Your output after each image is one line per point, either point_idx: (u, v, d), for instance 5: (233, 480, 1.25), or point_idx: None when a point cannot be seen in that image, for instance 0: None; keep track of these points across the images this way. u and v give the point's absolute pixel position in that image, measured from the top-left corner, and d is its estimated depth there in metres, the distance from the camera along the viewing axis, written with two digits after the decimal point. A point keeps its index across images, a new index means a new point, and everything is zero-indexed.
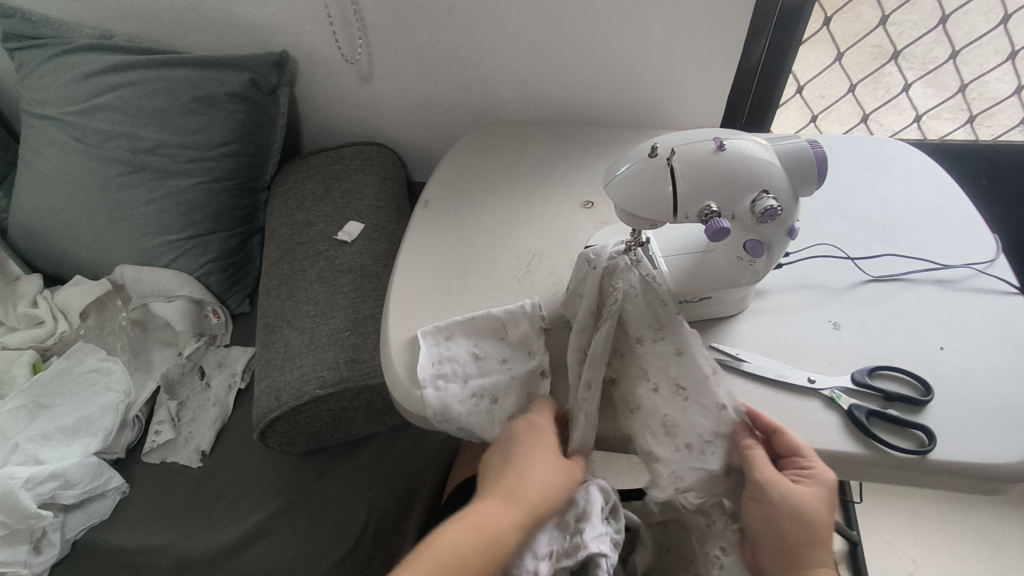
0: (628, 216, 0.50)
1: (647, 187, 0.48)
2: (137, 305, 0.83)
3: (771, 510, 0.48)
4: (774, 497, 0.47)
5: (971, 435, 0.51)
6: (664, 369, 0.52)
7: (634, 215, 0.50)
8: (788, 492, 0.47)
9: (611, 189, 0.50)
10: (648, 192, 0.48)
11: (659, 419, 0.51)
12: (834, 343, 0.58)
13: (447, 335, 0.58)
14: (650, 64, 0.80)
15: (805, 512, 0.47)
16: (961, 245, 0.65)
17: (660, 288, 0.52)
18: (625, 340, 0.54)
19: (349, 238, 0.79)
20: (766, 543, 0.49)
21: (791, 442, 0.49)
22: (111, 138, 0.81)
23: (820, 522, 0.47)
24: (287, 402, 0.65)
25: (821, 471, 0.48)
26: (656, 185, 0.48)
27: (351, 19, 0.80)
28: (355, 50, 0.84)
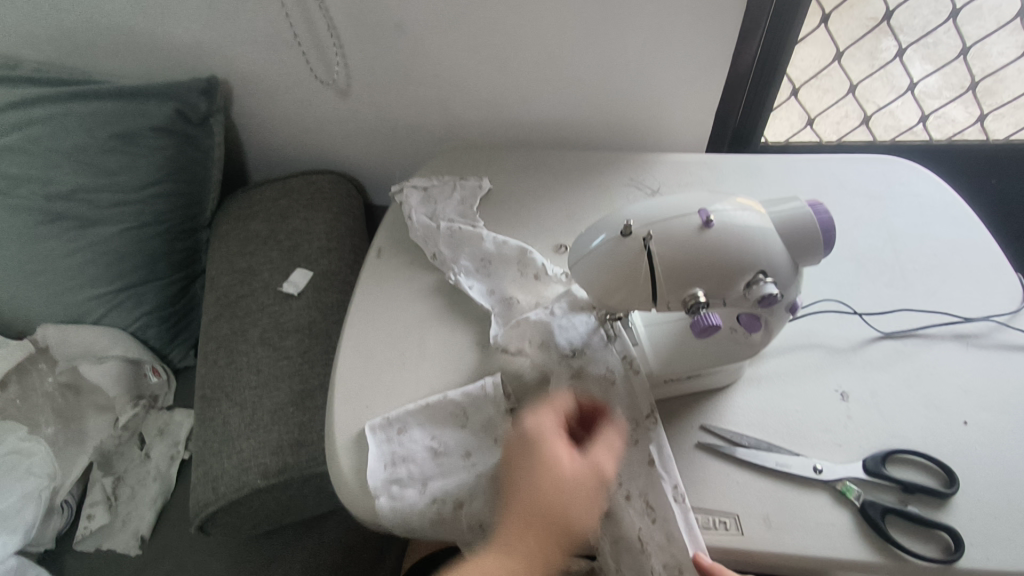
0: (599, 300, 0.43)
1: (618, 270, 0.41)
2: (65, 368, 0.74)
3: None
4: None
5: (1002, 536, 0.44)
6: (632, 477, 0.47)
7: (606, 299, 0.43)
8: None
9: (578, 269, 0.43)
10: (619, 277, 0.41)
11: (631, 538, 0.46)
12: (844, 421, 0.51)
13: (400, 428, 0.51)
14: (629, 80, 0.71)
15: None
16: (981, 290, 0.57)
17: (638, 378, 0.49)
18: None
19: (296, 289, 0.71)
20: None
21: None
22: (21, 183, 0.72)
23: None
24: (224, 494, 0.58)
25: None
26: (628, 269, 0.41)
27: (325, 41, 0.71)
28: (332, 70, 0.74)
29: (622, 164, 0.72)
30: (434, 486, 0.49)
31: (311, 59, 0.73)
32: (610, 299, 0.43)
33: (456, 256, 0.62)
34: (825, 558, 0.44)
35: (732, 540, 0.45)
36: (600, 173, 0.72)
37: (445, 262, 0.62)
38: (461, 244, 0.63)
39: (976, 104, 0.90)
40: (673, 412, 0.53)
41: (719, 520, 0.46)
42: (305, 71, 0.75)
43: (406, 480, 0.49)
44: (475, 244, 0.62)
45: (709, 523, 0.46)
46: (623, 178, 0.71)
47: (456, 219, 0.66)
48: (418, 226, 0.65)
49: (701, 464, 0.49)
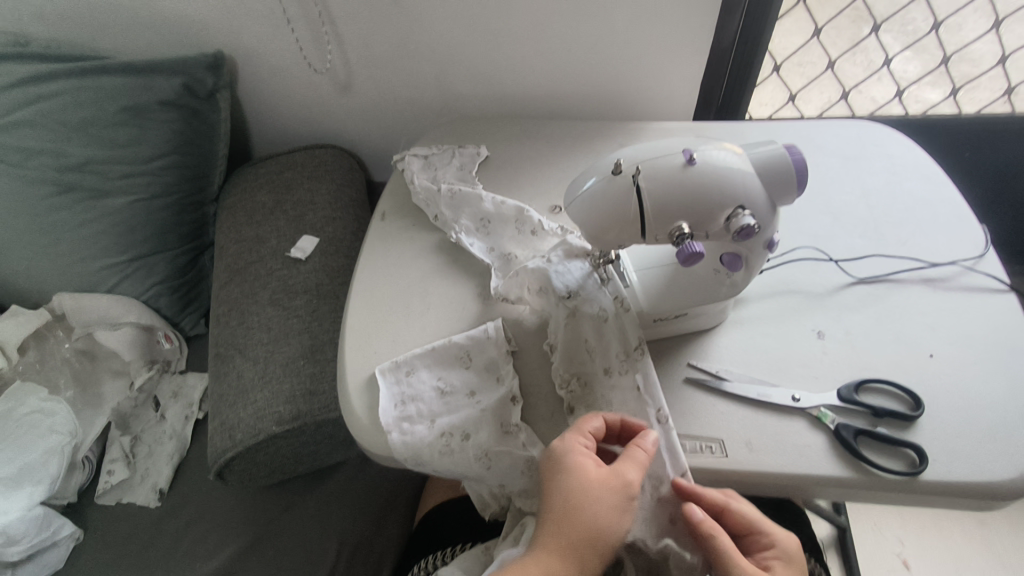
0: (593, 237, 0.47)
1: (610, 206, 0.45)
2: (80, 335, 0.77)
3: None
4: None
5: (963, 452, 0.48)
6: (625, 406, 0.51)
7: (599, 234, 0.47)
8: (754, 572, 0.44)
9: (574, 207, 0.47)
10: (611, 211, 0.45)
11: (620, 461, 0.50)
12: (820, 356, 0.55)
13: (409, 370, 0.55)
14: (617, 52, 0.75)
15: None
16: (948, 239, 0.61)
17: (630, 315, 0.53)
18: (590, 370, 0.54)
19: (303, 254, 0.74)
20: None
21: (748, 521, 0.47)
22: (34, 156, 0.74)
23: None
24: (242, 441, 0.61)
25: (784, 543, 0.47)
26: (619, 205, 0.45)
27: (316, 18, 0.74)
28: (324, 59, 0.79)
29: (613, 133, 0.76)
30: (442, 421, 0.53)
31: (302, 40, 0.77)
32: (604, 234, 0.47)
33: (458, 216, 0.66)
34: (803, 475, 0.49)
35: (717, 461, 0.49)
36: (592, 141, 0.75)
37: (448, 221, 0.66)
38: (461, 206, 0.66)
39: (949, 78, 0.95)
40: (663, 351, 0.57)
41: (705, 445, 0.50)
42: (308, 47, 0.78)
43: (416, 417, 0.53)
44: (473, 205, 0.65)
45: (695, 448, 0.50)
46: (614, 144, 0.75)
47: (456, 182, 0.69)
48: (420, 190, 0.69)
49: (690, 398, 0.53)
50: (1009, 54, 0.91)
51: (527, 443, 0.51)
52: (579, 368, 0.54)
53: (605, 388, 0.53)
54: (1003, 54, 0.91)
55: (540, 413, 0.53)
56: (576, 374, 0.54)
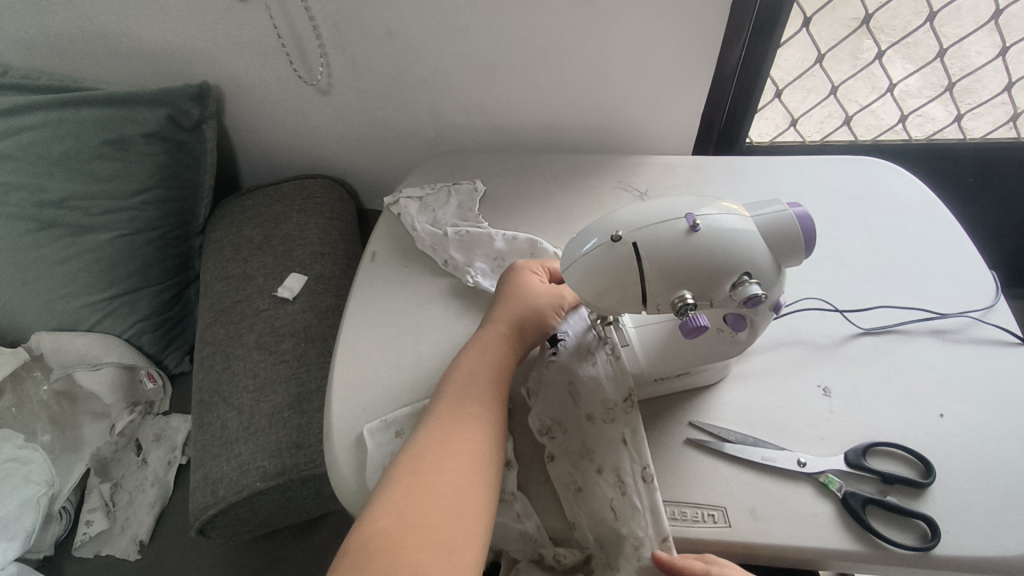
0: (591, 301, 0.46)
1: (609, 274, 0.44)
2: (59, 378, 0.75)
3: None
4: None
5: (978, 523, 0.46)
6: (610, 454, 0.50)
7: (597, 297, 0.45)
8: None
9: (575, 268, 0.45)
10: (611, 279, 0.44)
11: (605, 510, 0.48)
12: (827, 414, 0.52)
13: (398, 430, 0.52)
14: (616, 84, 0.72)
15: None
16: (958, 287, 0.59)
17: (625, 377, 0.52)
18: (573, 417, 0.52)
19: (291, 293, 0.71)
20: None
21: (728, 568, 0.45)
22: (12, 191, 0.71)
23: None
24: (224, 497, 0.59)
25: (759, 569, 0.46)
26: (619, 271, 0.43)
27: (309, 45, 0.71)
28: (314, 72, 0.74)
29: (610, 167, 0.74)
30: None
31: (295, 60, 0.73)
32: (604, 299, 0.46)
33: (470, 260, 0.64)
34: (808, 547, 0.46)
35: (719, 531, 0.47)
36: (588, 176, 0.73)
37: (460, 266, 0.64)
38: (471, 247, 0.65)
39: (955, 105, 0.92)
40: (663, 409, 0.54)
41: (707, 513, 0.48)
42: (298, 57, 0.72)
43: None
44: (484, 246, 0.64)
45: (696, 516, 0.48)
46: (611, 179, 0.72)
47: (458, 223, 0.67)
48: (425, 235, 0.66)
49: (690, 460, 0.51)
50: (1015, 80, 0.89)
51: (522, 514, 0.49)
52: (564, 415, 0.53)
53: (589, 435, 0.51)
54: (1010, 80, 0.89)
55: (536, 476, 0.51)
56: (559, 420, 0.53)
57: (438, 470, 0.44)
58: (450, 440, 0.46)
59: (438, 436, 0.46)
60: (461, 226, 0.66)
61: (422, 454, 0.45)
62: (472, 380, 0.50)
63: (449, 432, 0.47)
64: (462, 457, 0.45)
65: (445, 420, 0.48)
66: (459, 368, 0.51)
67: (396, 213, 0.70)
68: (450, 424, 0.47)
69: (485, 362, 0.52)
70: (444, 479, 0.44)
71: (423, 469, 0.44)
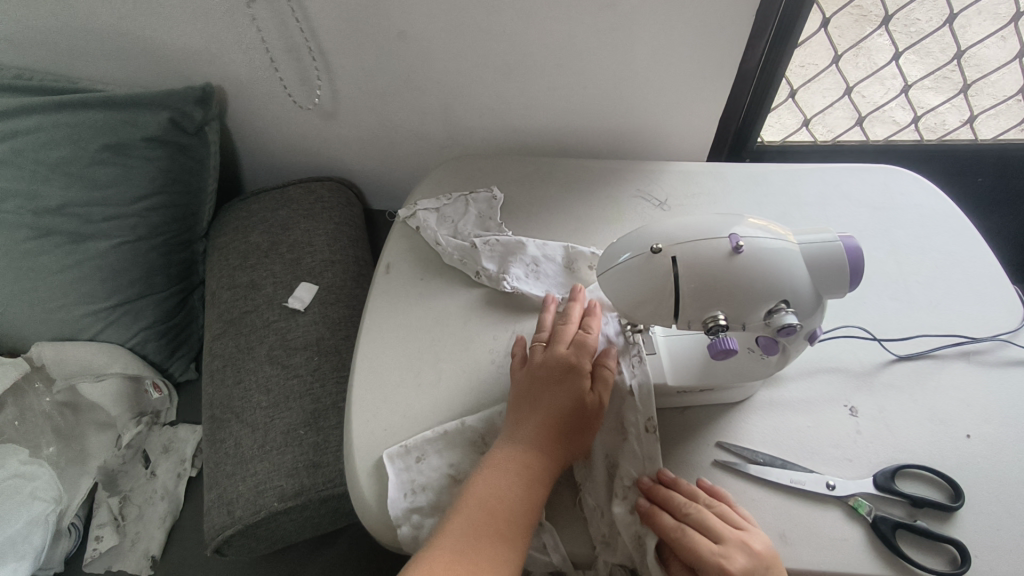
0: (626, 311, 0.46)
1: (645, 285, 0.43)
2: (62, 388, 0.74)
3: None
4: (731, 539, 0.44)
5: (1007, 547, 0.46)
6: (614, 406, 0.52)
7: (633, 308, 0.45)
8: (722, 552, 0.44)
9: (610, 276, 0.45)
10: (646, 291, 0.44)
11: (602, 463, 0.51)
12: (853, 435, 0.52)
13: (420, 456, 0.51)
14: (635, 88, 0.70)
15: (752, 548, 0.44)
16: (983, 304, 0.59)
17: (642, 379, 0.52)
18: None
19: (302, 304, 0.71)
20: None
21: (698, 508, 0.46)
22: (9, 197, 0.69)
23: (761, 554, 0.43)
24: (242, 518, 0.59)
25: (724, 509, 0.46)
26: (656, 284, 0.43)
27: (302, 49, 0.69)
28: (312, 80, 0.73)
29: (629, 174, 0.72)
30: None
31: (288, 80, 0.73)
32: (638, 310, 0.45)
33: (504, 268, 0.62)
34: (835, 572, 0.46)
35: None
36: (604, 183, 0.71)
37: (494, 276, 0.62)
38: (503, 256, 0.63)
39: (968, 107, 0.90)
40: (687, 429, 0.54)
41: None
42: (296, 84, 0.73)
43: (428, 509, 0.50)
44: (518, 254, 0.63)
45: None
46: (629, 187, 0.70)
47: (483, 233, 0.66)
48: (451, 249, 0.64)
49: (718, 482, 0.51)
50: None
51: (548, 545, 0.48)
52: None
53: None
54: None
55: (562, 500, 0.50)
56: None
57: (495, 508, 0.45)
58: (506, 475, 0.46)
59: (494, 470, 0.47)
60: (488, 236, 0.65)
61: (477, 485, 0.46)
62: (542, 410, 0.49)
63: (517, 465, 0.47)
64: (516, 492, 0.46)
65: (505, 453, 0.48)
66: (533, 390, 0.50)
67: (414, 227, 0.68)
68: (511, 456, 0.47)
69: (561, 393, 0.49)
70: (500, 521, 0.44)
71: (484, 506, 0.45)
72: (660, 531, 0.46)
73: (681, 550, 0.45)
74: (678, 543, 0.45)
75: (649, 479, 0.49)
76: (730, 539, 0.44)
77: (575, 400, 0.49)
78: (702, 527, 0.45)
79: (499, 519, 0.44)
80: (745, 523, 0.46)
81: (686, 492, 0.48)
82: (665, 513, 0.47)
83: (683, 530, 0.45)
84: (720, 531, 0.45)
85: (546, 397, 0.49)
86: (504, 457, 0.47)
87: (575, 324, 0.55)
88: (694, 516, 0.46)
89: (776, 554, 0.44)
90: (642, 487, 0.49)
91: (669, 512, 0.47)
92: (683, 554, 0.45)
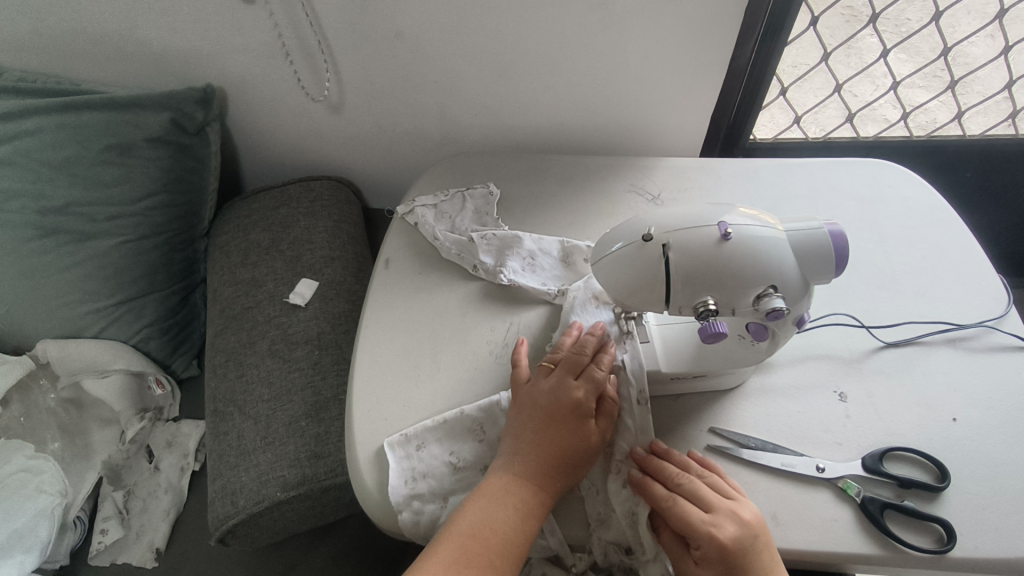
0: (619, 298, 0.47)
1: (637, 272, 0.45)
2: (66, 385, 0.76)
3: (712, 550, 0.44)
4: (721, 510, 0.46)
5: (991, 526, 0.47)
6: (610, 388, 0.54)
7: (625, 295, 0.47)
8: (712, 521, 0.45)
9: (604, 265, 0.47)
10: (639, 278, 0.45)
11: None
12: (843, 420, 0.53)
13: (420, 444, 0.52)
14: (627, 86, 0.72)
15: (741, 519, 0.45)
16: (969, 292, 0.61)
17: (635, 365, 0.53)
18: None
19: (303, 300, 0.72)
20: (732, 559, 0.44)
21: (689, 480, 0.48)
22: (13, 197, 0.71)
23: (750, 525, 0.45)
24: (245, 508, 0.61)
25: (714, 480, 0.48)
26: (648, 271, 0.44)
27: (313, 46, 0.70)
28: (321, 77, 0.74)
29: (623, 170, 0.73)
30: (455, 500, 0.51)
31: (300, 72, 0.73)
32: (630, 298, 0.47)
33: (501, 262, 0.64)
34: (825, 551, 0.47)
35: None
36: (598, 179, 0.73)
37: (491, 270, 0.63)
38: (500, 250, 0.65)
39: (955, 104, 0.91)
40: (680, 415, 0.55)
41: None
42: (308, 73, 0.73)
43: (427, 495, 0.51)
44: (514, 248, 0.64)
45: None
46: (622, 183, 0.72)
47: (480, 228, 0.67)
48: (449, 243, 0.66)
49: None
50: (1016, 78, 0.88)
51: (546, 530, 0.49)
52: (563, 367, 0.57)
53: None
54: (1011, 78, 0.88)
55: None
56: None
57: (486, 539, 0.45)
58: (500, 504, 0.46)
59: (489, 498, 0.47)
60: (486, 230, 0.66)
61: (471, 513, 0.47)
62: (544, 446, 0.49)
63: (511, 495, 0.47)
64: (507, 522, 0.46)
65: (502, 483, 0.48)
66: (534, 421, 0.50)
67: (412, 223, 0.69)
68: (508, 487, 0.47)
69: (566, 432, 0.49)
70: (490, 553, 0.45)
71: (475, 535, 0.45)
72: (652, 500, 0.47)
73: (673, 518, 0.46)
74: (670, 511, 0.46)
75: (642, 450, 0.51)
76: (720, 508, 0.46)
77: (578, 441, 0.49)
78: (694, 497, 0.47)
79: (489, 551, 0.45)
80: (734, 492, 0.47)
81: (679, 464, 0.50)
82: (657, 484, 0.48)
83: (674, 499, 0.47)
84: (711, 501, 0.46)
85: (545, 430, 0.49)
86: (500, 486, 0.48)
87: (590, 357, 0.53)
88: (686, 486, 0.47)
89: (764, 523, 0.46)
90: (635, 458, 0.51)
91: (662, 482, 0.48)
92: (675, 522, 0.46)
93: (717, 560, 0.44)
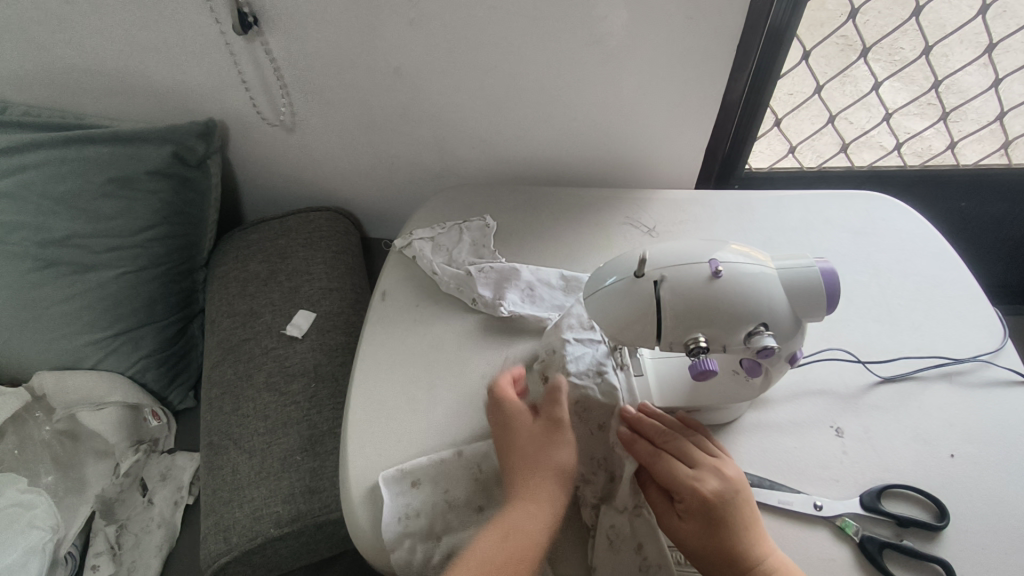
0: (611, 334, 0.48)
1: (629, 307, 0.45)
2: (63, 416, 0.76)
3: (696, 502, 0.46)
4: (706, 465, 0.48)
5: (993, 566, 0.47)
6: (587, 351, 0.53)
7: (617, 330, 0.47)
8: (697, 475, 0.47)
9: (596, 300, 0.47)
10: (630, 314, 0.45)
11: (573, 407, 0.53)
12: (840, 456, 0.53)
13: (414, 481, 0.51)
14: (623, 119, 0.73)
15: (723, 472, 0.48)
16: (964, 326, 0.61)
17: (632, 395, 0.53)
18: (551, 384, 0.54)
19: (300, 332, 0.73)
20: (715, 508, 0.46)
21: (677, 439, 0.50)
22: (14, 230, 0.71)
23: (731, 476, 0.47)
24: (238, 545, 0.60)
25: (699, 437, 0.51)
26: (640, 306, 0.45)
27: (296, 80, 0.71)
28: (277, 111, 0.75)
29: (618, 202, 0.74)
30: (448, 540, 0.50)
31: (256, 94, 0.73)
32: (622, 332, 0.47)
33: (500, 294, 0.64)
34: None
35: None
36: (592, 212, 0.73)
37: (490, 302, 0.63)
38: (498, 282, 0.65)
39: (949, 134, 0.91)
40: None
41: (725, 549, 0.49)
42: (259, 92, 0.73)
43: (420, 535, 0.50)
44: (512, 280, 0.65)
45: None
46: (618, 215, 0.72)
47: (476, 261, 0.68)
48: (447, 277, 0.66)
49: None
50: (1008, 109, 0.89)
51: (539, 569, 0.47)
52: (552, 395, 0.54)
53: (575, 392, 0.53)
54: (1003, 109, 0.89)
55: None
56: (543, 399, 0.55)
57: None
58: None
59: None
60: (483, 263, 0.66)
61: None
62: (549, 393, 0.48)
63: None
64: None
65: None
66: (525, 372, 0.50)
67: (410, 255, 0.70)
68: None
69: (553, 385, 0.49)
70: None
71: None
72: (637, 457, 0.49)
73: (658, 473, 0.48)
74: (656, 467, 0.48)
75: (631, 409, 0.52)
76: (704, 465, 0.48)
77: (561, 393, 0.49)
78: (680, 454, 0.49)
79: None
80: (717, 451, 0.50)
81: (666, 424, 0.51)
82: (641, 440, 0.50)
83: (659, 456, 0.48)
84: (697, 458, 0.49)
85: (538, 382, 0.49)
86: None
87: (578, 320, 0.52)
88: (674, 444, 0.49)
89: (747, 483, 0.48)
90: (624, 418, 0.51)
91: (649, 441, 0.50)
92: (661, 479, 0.48)
93: (700, 510, 0.46)
